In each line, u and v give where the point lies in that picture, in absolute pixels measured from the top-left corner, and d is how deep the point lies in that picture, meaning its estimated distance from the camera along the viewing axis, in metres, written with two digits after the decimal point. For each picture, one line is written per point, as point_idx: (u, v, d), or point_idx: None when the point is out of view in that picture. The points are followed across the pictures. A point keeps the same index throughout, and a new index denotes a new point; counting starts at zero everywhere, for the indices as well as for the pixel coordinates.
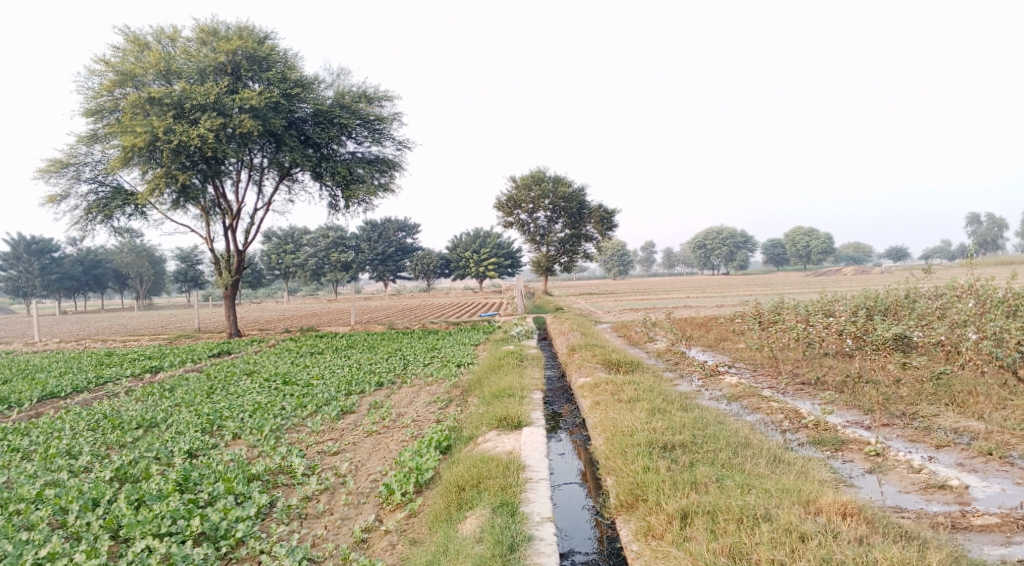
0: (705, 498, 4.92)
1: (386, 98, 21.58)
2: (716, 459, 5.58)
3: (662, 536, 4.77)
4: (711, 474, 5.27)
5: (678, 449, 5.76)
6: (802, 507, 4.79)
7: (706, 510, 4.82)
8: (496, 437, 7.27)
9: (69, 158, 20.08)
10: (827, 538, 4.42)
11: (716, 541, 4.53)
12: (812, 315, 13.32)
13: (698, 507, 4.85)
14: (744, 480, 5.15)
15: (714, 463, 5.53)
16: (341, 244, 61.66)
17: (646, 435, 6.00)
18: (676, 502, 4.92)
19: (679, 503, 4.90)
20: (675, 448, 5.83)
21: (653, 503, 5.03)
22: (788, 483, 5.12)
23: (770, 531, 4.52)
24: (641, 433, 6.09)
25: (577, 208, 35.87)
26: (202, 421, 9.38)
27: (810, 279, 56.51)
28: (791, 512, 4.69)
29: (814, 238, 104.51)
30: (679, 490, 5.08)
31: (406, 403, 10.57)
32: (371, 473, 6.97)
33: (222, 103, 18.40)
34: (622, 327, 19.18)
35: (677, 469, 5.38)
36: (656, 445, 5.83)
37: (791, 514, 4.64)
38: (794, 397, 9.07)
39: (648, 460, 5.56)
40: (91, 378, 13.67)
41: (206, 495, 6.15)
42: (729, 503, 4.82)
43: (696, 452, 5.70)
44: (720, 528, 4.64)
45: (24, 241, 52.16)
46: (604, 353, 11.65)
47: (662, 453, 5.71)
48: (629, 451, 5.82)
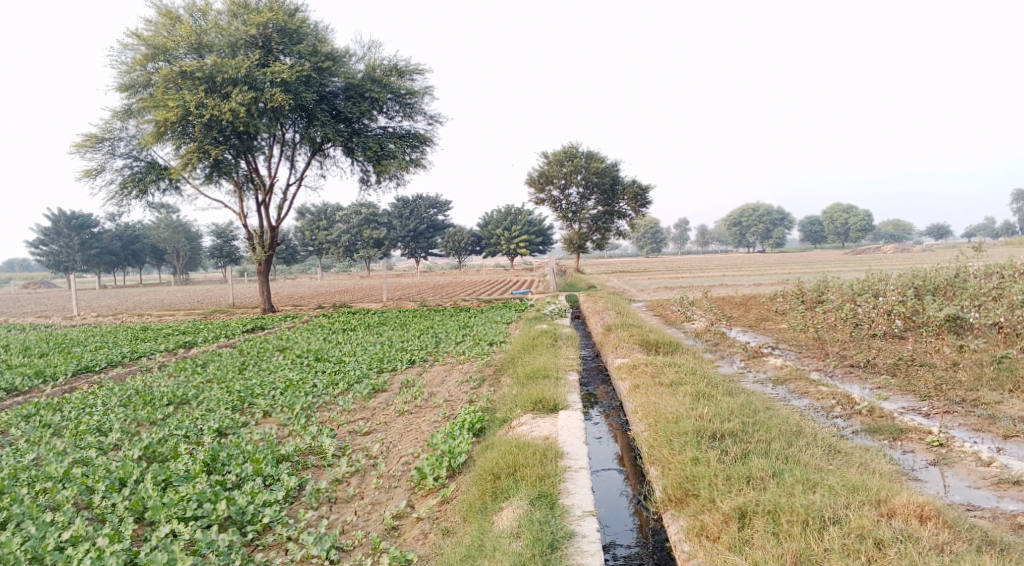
0: (763, 497, 4.58)
1: (417, 71, 21.22)
2: (770, 450, 5.23)
3: (717, 538, 4.46)
4: (767, 467, 4.92)
5: (728, 439, 5.43)
6: (873, 509, 4.43)
7: (766, 510, 4.49)
8: (531, 421, 7.00)
9: (104, 133, 20.18)
10: (908, 547, 4.08)
11: (780, 546, 4.20)
12: (860, 296, 12.75)
13: (758, 506, 4.52)
14: (803, 474, 4.80)
15: (768, 454, 5.19)
16: (373, 221, 61.82)
17: (693, 422, 5.66)
18: (732, 500, 4.59)
19: (736, 501, 4.57)
20: (723, 438, 5.49)
21: (706, 501, 4.72)
22: (853, 479, 4.75)
23: (842, 537, 4.20)
24: (687, 420, 5.76)
25: (610, 183, 35.19)
26: (233, 398, 9.30)
27: (851, 258, 54.86)
28: (863, 515, 4.33)
29: (853, 215, 101.87)
30: (733, 485, 4.76)
31: (438, 382, 10.36)
32: (402, 456, 6.77)
33: (254, 77, 18.25)
34: (658, 306, 18.73)
35: (729, 461, 5.05)
36: (704, 434, 5.49)
37: (864, 518, 4.29)
38: (844, 381, 8.64)
39: (697, 451, 5.23)
40: (126, 352, 13.77)
41: (234, 477, 6.02)
42: (791, 503, 4.48)
43: (747, 442, 5.36)
44: (784, 531, 4.30)
45: (65, 216, 53.28)
46: (641, 333, 11.28)
47: (711, 442, 5.38)
48: (675, 440, 5.50)
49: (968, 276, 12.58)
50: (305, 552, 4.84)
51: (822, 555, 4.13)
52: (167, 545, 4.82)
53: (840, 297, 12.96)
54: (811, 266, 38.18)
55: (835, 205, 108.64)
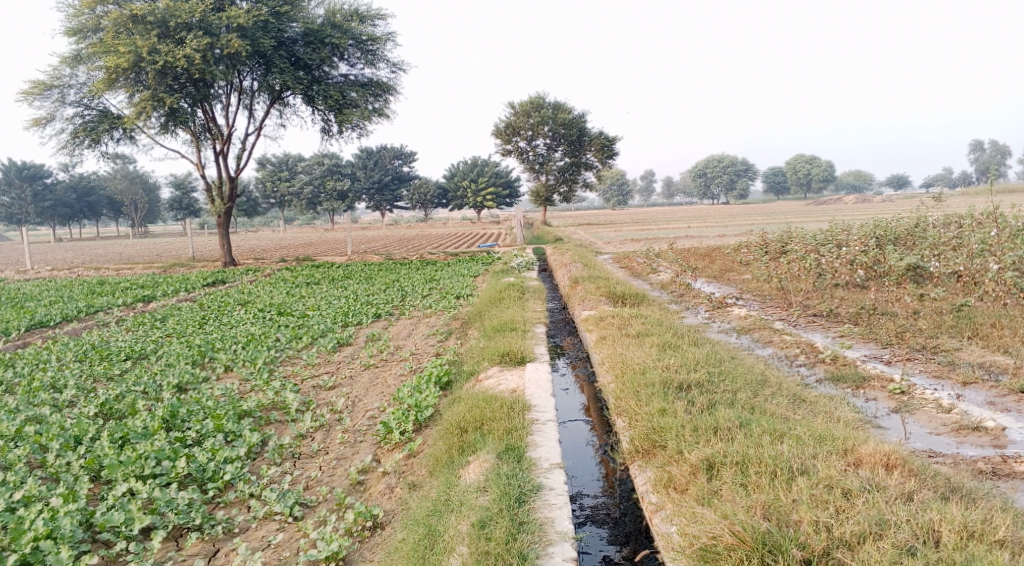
0: (730, 448, 4.61)
1: (379, 16, 20.47)
2: (736, 400, 5.26)
3: (684, 489, 4.47)
4: (733, 418, 4.96)
5: (694, 389, 5.44)
6: (840, 458, 4.47)
7: (734, 461, 4.50)
8: (498, 373, 6.96)
9: (53, 80, 19.16)
10: (875, 497, 4.07)
11: (747, 496, 4.24)
12: (823, 246, 12.89)
13: (725, 458, 4.54)
14: (769, 424, 4.84)
15: (734, 404, 5.22)
16: (337, 172, 60.57)
17: (660, 374, 5.66)
18: (700, 452, 4.60)
19: (703, 452, 4.59)
20: (690, 389, 5.50)
21: (674, 452, 4.72)
22: (819, 430, 4.80)
23: (809, 488, 4.18)
24: (654, 371, 5.76)
25: (577, 134, 34.83)
26: (193, 352, 9.06)
27: (813, 209, 55.62)
28: (830, 466, 4.34)
29: (815, 167, 103.05)
30: (700, 437, 4.77)
31: (404, 335, 10.25)
32: (368, 410, 6.68)
33: (208, 21, 17.40)
34: (624, 257, 18.78)
35: (696, 412, 5.07)
36: (671, 385, 5.50)
37: (831, 468, 4.30)
38: (807, 330, 8.76)
39: (665, 402, 5.23)
40: (81, 306, 13.32)
41: (194, 434, 5.85)
42: (758, 453, 4.52)
43: (713, 392, 5.38)
44: (751, 482, 4.33)
45: (14, 167, 51.11)
46: (609, 284, 11.25)
47: (678, 393, 5.39)
48: (642, 391, 5.50)
49: (927, 227, 12.80)
50: (269, 509, 4.76)
51: (791, 506, 4.09)
52: (124, 504, 4.67)
53: (803, 247, 13.09)
54: (774, 217, 38.63)
55: (798, 157, 109.75)
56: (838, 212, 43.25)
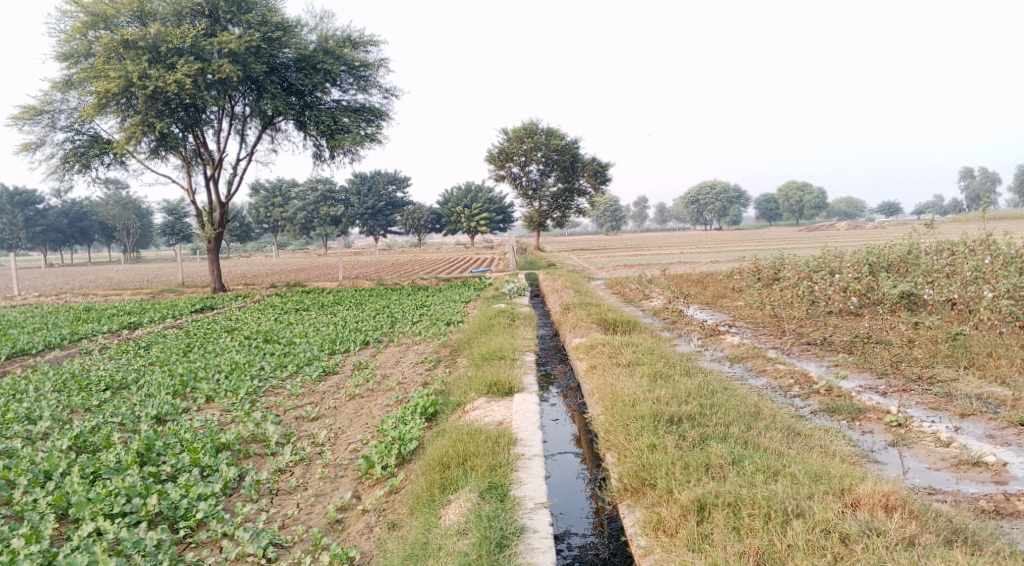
0: (722, 486, 4.44)
1: (371, 43, 20.56)
2: (729, 434, 5.10)
3: (674, 532, 4.29)
4: (725, 454, 4.79)
5: (686, 423, 5.27)
6: (837, 498, 4.30)
7: (726, 502, 4.33)
8: (485, 404, 6.77)
9: (44, 105, 19.08)
10: (874, 542, 3.91)
11: (740, 540, 4.07)
12: (815, 273, 12.82)
13: (717, 498, 4.36)
14: (763, 460, 4.68)
15: (726, 438, 5.06)
16: (331, 197, 60.59)
17: (650, 406, 5.50)
18: (691, 492, 4.43)
19: (695, 491, 4.42)
20: (681, 421, 5.34)
21: (664, 492, 4.54)
22: (814, 466, 4.64)
23: (805, 532, 4.02)
24: (644, 403, 5.59)
25: (570, 160, 34.95)
26: (174, 382, 8.84)
27: (805, 235, 55.81)
28: (827, 507, 4.18)
29: (806, 193, 103.82)
30: (691, 475, 4.60)
31: (392, 363, 10.05)
32: (350, 443, 6.47)
33: (200, 47, 17.41)
34: (617, 284, 18.66)
35: (687, 447, 4.90)
36: (662, 418, 5.33)
37: (827, 511, 4.14)
38: (801, 359, 8.62)
39: (655, 437, 5.06)
40: (65, 333, 13.07)
41: (169, 469, 5.63)
42: (751, 493, 4.35)
43: (705, 426, 5.21)
44: (744, 525, 4.17)
45: (6, 193, 50.92)
46: (600, 312, 11.11)
47: (668, 427, 5.22)
48: (631, 425, 5.32)
49: (919, 254, 12.75)
50: (241, 550, 4.54)
51: (785, 553, 3.94)
52: (89, 546, 4.43)
53: (796, 274, 13.01)
54: (766, 243, 38.67)
55: (790, 183, 110.57)
56: (829, 238, 43.44)
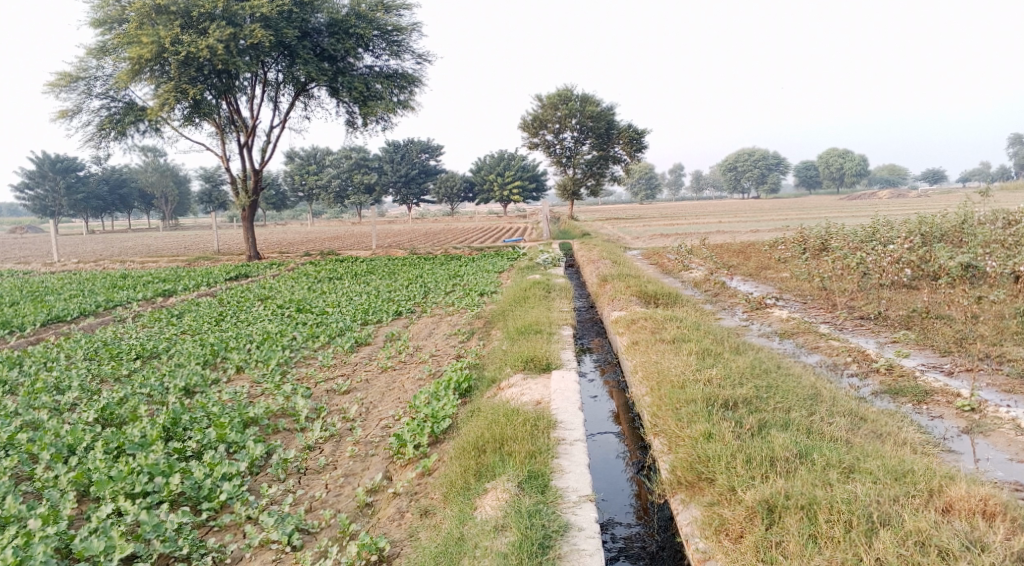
0: (792, 485, 4.06)
1: (404, 6, 20.03)
2: (790, 422, 4.71)
3: (739, 537, 3.93)
4: (790, 445, 4.41)
5: (742, 408, 4.89)
6: (920, 503, 3.90)
7: (799, 505, 3.95)
8: (521, 382, 6.45)
9: (79, 72, 19.04)
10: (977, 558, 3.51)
11: (817, 551, 3.70)
12: (866, 244, 12.18)
13: (789, 500, 3.98)
14: (833, 455, 4.29)
15: (788, 426, 4.68)
16: (364, 165, 60.47)
17: (702, 389, 5.11)
18: (758, 492, 4.05)
19: (762, 490, 4.04)
20: (737, 406, 4.95)
21: (725, 490, 4.18)
22: (892, 464, 4.24)
23: (895, 544, 3.64)
24: (695, 385, 5.20)
25: (605, 127, 34.09)
26: (205, 352, 8.71)
27: (847, 204, 53.87)
28: (916, 516, 3.78)
29: (848, 160, 100.43)
30: (755, 471, 4.22)
31: (425, 335, 9.77)
32: (381, 419, 6.22)
33: (232, 12, 17.10)
34: (654, 254, 18.13)
35: (747, 436, 4.53)
36: (716, 403, 4.95)
37: (918, 520, 3.74)
38: (855, 335, 8.11)
39: (710, 423, 4.68)
40: (101, 300, 13.10)
41: (194, 445, 5.48)
42: (827, 496, 3.97)
43: (764, 412, 4.81)
44: (822, 534, 3.79)
45: (49, 160, 51.80)
46: (639, 284, 10.65)
47: (722, 412, 4.84)
48: (682, 409, 4.96)
49: (980, 224, 12.02)
50: (265, 536, 4.34)
51: None
52: (108, 528, 4.28)
53: (846, 245, 12.37)
54: (809, 212, 37.40)
55: (832, 151, 107.21)
56: (874, 207, 41.89)
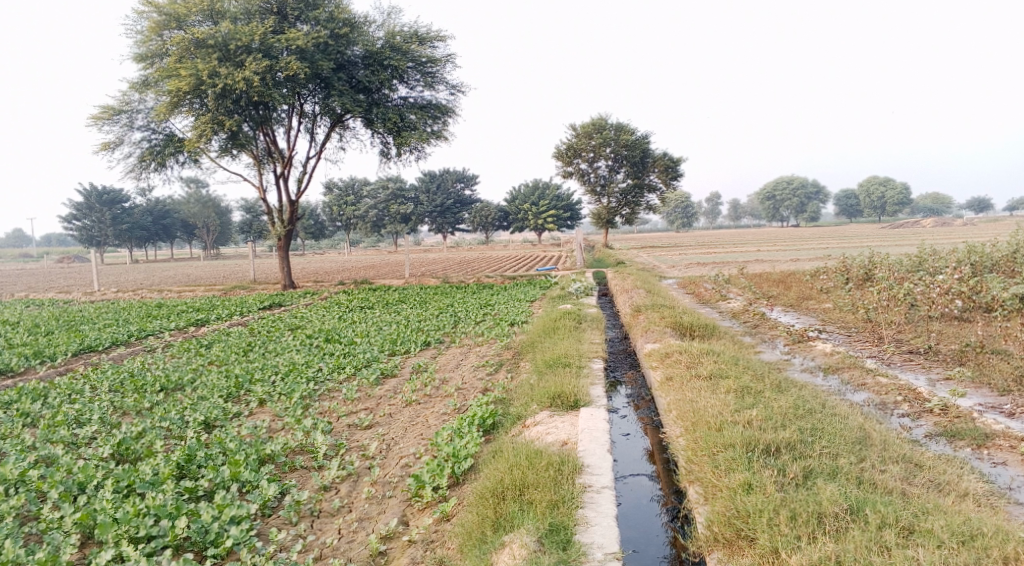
0: (844, 549, 3.75)
1: (438, 38, 20.19)
2: (838, 470, 4.36)
3: None
4: (840, 499, 4.07)
5: (785, 454, 4.53)
6: None
7: None
8: (548, 419, 6.14)
9: (122, 105, 19.58)
10: None
11: None
12: (914, 275, 11.61)
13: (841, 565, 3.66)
14: (888, 511, 3.95)
15: (836, 475, 4.33)
16: (400, 196, 61.08)
17: (741, 431, 4.74)
18: (804, 555, 3.74)
19: (809, 554, 3.74)
20: (779, 451, 4.59)
21: (766, 550, 3.87)
22: (956, 522, 3.91)
23: None
24: (733, 428, 4.84)
25: (640, 156, 33.83)
26: (229, 384, 8.58)
27: (891, 233, 52.34)
28: None
29: (891, 187, 98.16)
30: (800, 530, 3.92)
31: (452, 367, 9.51)
32: (401, 457, 5.98)
33: (268, 44, 17.44)
34: (690, 283, 17.69)
35: (792, 488, 4.19)
36: (756, 448, 4.59)
37: None
38: (905, 371, 7.61)
39: (750, 472, 4.34)
40: (133, 330, 13.21)
41: (206, 484, 5.43)
42: (885, 563, 3.65)
43: (808, 459, 4.45)
44: None
45: (96, 192, 53.41)
46: (674, 314, 10.28)
47: (764, 459, 4.48)
48: (719, 455, 4.61)
49: None
50: None
51: None
52: None
53: (892, 274, 11.81)
54: (853, 241, 36.35)
55: (874, 178, 105.02)
56: (921, 236, 40.52)
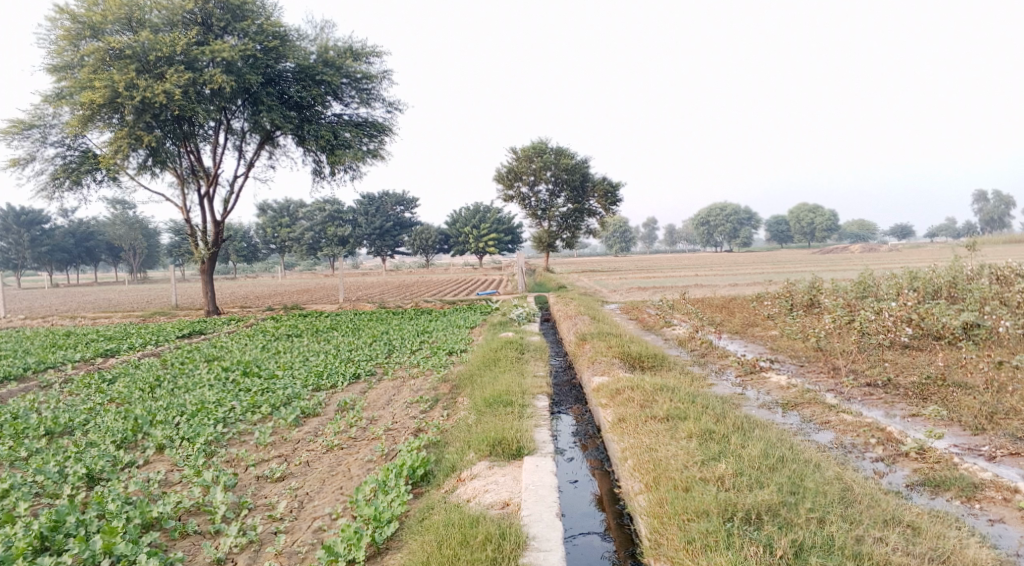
0: None
1: (374, 54, 19.42)
2: (831, 542, 3.98)
3: None
4: None
5: (768, 523, 4.10)
6: None
7: None
8: (486, 471, 5.39)
9: (34, 119, 18.01)
10: None
11: None
12: (860, 302, 11.42)
13: None
14: None
15: (830, 550, 3.94)
16: (338, 218, 59.46)
17: (717, 495, 4.27)
18: None
19: None
20: (760, 518, 4.16)
21: None
22: None
23: None
24: (705, 489, 4.36)
25: (580, 180, 33.68)
26: (124, 427, 7.44)
27: (821, 257, 53.69)
28: None
29: (818, 214, 101.91)
30: None
31: (382, 403, 8.62)
32: (315, 518, 5.13)
33: (192, 56, 16.33)
34: (634, 309, 17.26)
35: None
36: (736, 517, 4.14)
37: None
38: (867, 407, 7.22)
39: (733, 552, 3.90)
40: (30, 362, 11.80)
41: (69, 561, 4.43)
42: None
43: (796, 528, 4.05)
44: None
45: (12, 212, 50.06)
46: (622, 343, 9.69)
47: (746, 531, 4.04)
48: (691, 526, 4.14)
49: (976, 279, 11.36)
50: None
51: None
52: None
53: (840, 302, 11.59)
54: (788, 265, 36.83)
55: (803, 205, 108.73)
56: (851, 260, 41.72)
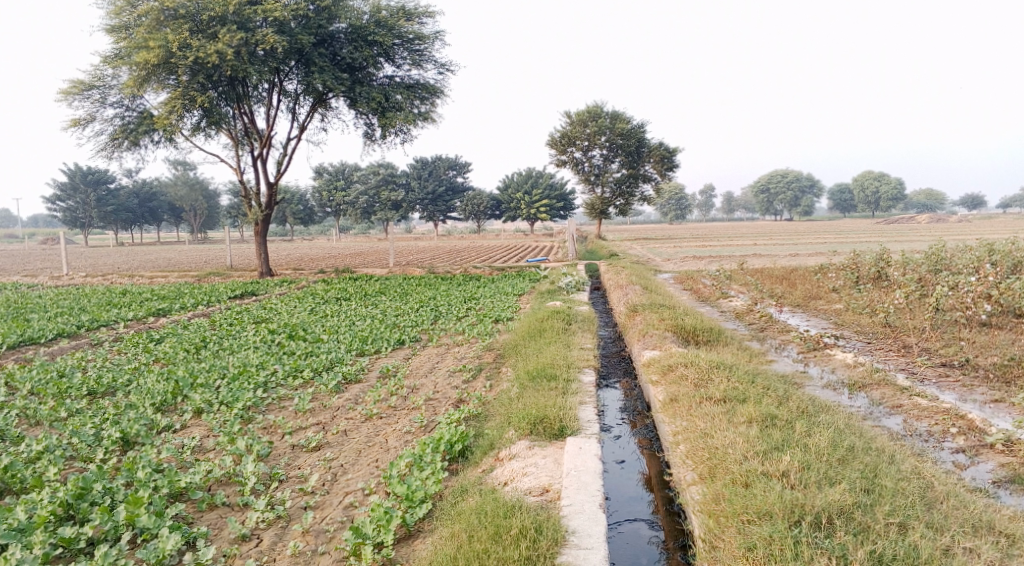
0: None
1: (426, 14, 18.91)
2: (915, 553, 3.57)
3: None
4: None
5: (841, 529, 3.71)
6: None
7: None
8: (526, 452, 5.08)
9: (94, 80, 18.24)
10: None
11: None
12: (934, 276, 10.57)
13: None
14: None
15: (913, 563, 3.52)
16: (391, 182, 59.68)
17: (783, 494, 3.90)
18: None
19: None
20: (832, 523, 3.77)
21: None
22: None
23: None
24: (769, 486, 3.99)
25: (636, 145, 32.70)
26: (166, 388, 7.39)
27: (888, 229, 51.13)
28: None
29: (885, 182, 97.35)
30: None
31: (424, 371, 8.38)
32: (346, 494, 4.93)
33: (245, 16, 16.11)
34: (688, 279, 16.59)
35: None
36: (803, 520, 3.76)
37: None
38: (946, 390, 6.59)
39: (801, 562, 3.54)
40: (85, 320, 12.02)
41: (90, 532, 4.39)
42: None
43: (874, 536, 3.65)
44: None
45: (81, 173, 51.81)
46: (675, 316, 9.17)
47: (816, 537, 3.66)
48: (752, 528, 3.79)
49: None
50: None
51: None
52: None
53: (914, 275, 10.75)
54: (852, 236, 35.16)
55: (869, 173, 104.13)
56: (923, 231, 39.56)
